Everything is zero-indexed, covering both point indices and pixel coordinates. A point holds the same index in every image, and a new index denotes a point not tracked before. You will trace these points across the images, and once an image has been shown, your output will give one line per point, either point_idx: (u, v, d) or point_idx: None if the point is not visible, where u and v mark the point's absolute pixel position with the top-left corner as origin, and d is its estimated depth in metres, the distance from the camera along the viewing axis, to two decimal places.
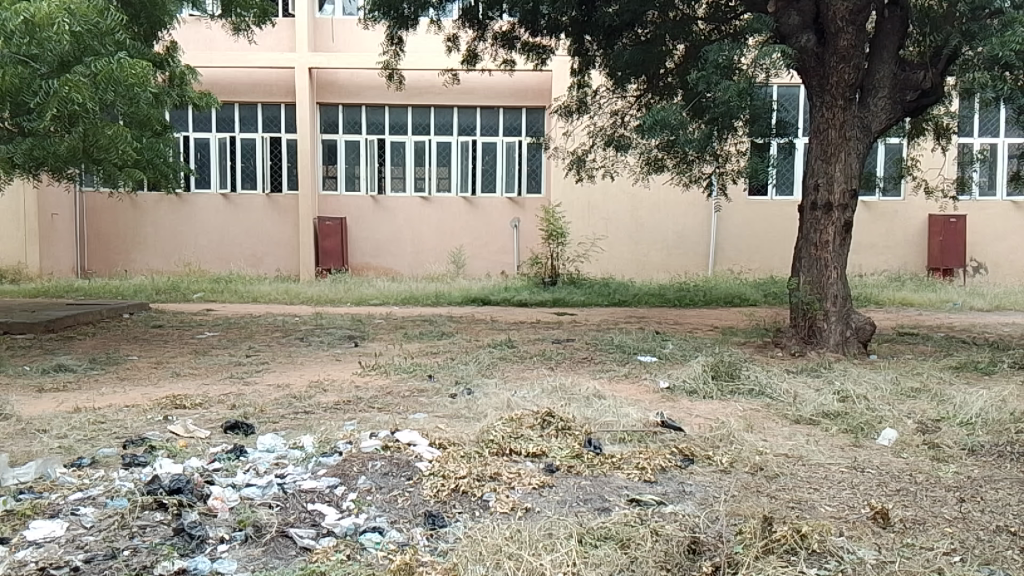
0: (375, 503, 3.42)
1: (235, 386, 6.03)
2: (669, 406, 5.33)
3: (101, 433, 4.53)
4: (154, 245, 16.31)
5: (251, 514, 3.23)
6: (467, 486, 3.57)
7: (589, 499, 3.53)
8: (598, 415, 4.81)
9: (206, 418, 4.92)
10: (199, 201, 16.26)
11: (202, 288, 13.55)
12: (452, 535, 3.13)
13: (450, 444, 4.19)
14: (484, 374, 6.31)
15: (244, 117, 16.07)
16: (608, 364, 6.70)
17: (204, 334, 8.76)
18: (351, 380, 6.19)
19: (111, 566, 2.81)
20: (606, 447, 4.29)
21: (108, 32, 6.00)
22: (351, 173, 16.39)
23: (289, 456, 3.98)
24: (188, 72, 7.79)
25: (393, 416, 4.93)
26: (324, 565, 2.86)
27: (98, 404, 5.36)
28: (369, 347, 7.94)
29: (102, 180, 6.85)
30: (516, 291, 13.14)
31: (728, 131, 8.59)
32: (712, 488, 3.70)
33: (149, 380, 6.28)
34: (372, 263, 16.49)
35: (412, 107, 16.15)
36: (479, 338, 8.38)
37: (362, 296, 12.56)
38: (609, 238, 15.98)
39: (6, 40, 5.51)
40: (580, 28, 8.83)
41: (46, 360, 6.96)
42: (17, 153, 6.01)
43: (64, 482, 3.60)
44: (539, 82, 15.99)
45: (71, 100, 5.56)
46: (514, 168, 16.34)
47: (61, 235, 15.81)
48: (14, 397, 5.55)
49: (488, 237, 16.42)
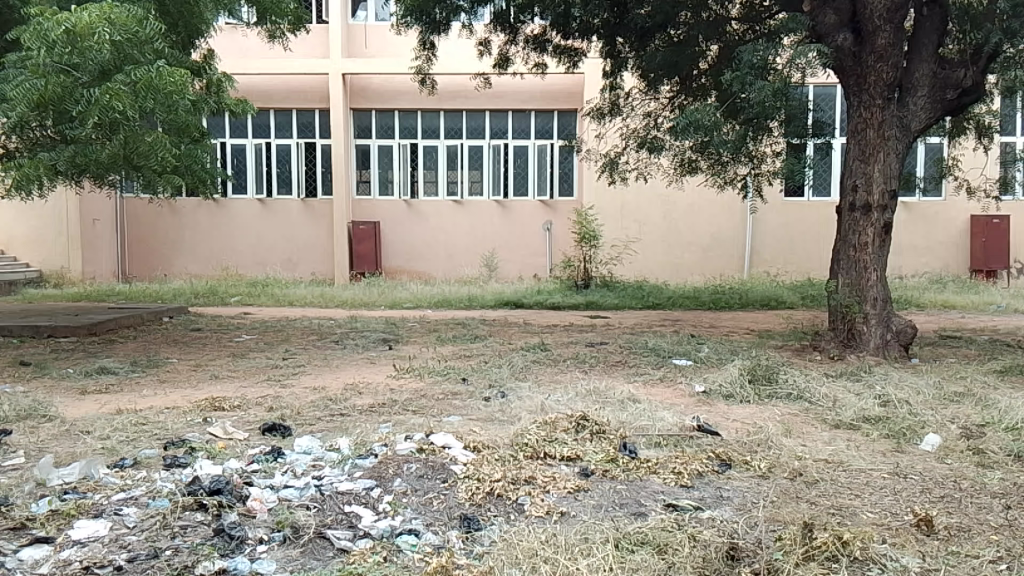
0: (411, 505, 3.44)
1: (272, 388, 6.11)
2: (705, 410, 5.29)
3: (143, 434, 4.61)
4: (193, 249, 16.59)
5: (289, 515, 3.26)
6: (503, 489, 3.57)
7: (624, 504, 3.50)
8: (633, 419, 4.78)
9: (245, 420, 4.99)
10: (236, 206, 16.51)
11: (240, 292, 13.76)
12: (487, 538, 3.13)
13: (484, 446, 4.20)
14: (518, 377, 6.30)
15: (278, 123, 16.29)
16: (642, 368, 6.65)
17: (241, 337, 8.88)
18: (385, 383, 6.23)
19: (154, 566, 2.86)
20: (642, 451, 4.26)
21: (147, 41, 6.12)
22: (384, 177, 16.53)
23: (326, 458, 4.02)
24: (225, 79, 7.88)
25: (428, 418, 4.96)
26: (361, 566, 2.88)
27: (140, 406, 5.46)
28: (403, 350, 7.98)
29: (141, 186, 6.96)
30: (549, 294, 13.12)
31: (763, 132, 8.48)
32: (750, 494, 3.65)
33: (189, 382, 6.38)
34: (405, 267, 16.61)
35: (444, 111, 16.23)
36: (512, 341, 8.38)
37: (396, 300, 12.65)
38: (642, 241, 15.89)
39: (49, 50, 5.70)
40: (612, 31, 8.81)
41: (89, 362, 7.12)
42: (59, 161, 6.13)
43: (107, 482, 3.67)
44: (571, 85, 15.97)
45: (113, 109, 5.69)
46: (546, 171, 16.32)
47: (102, 241, 16.15)
48: (59, 399, 5.69)
49: (520, 240, 16.43)
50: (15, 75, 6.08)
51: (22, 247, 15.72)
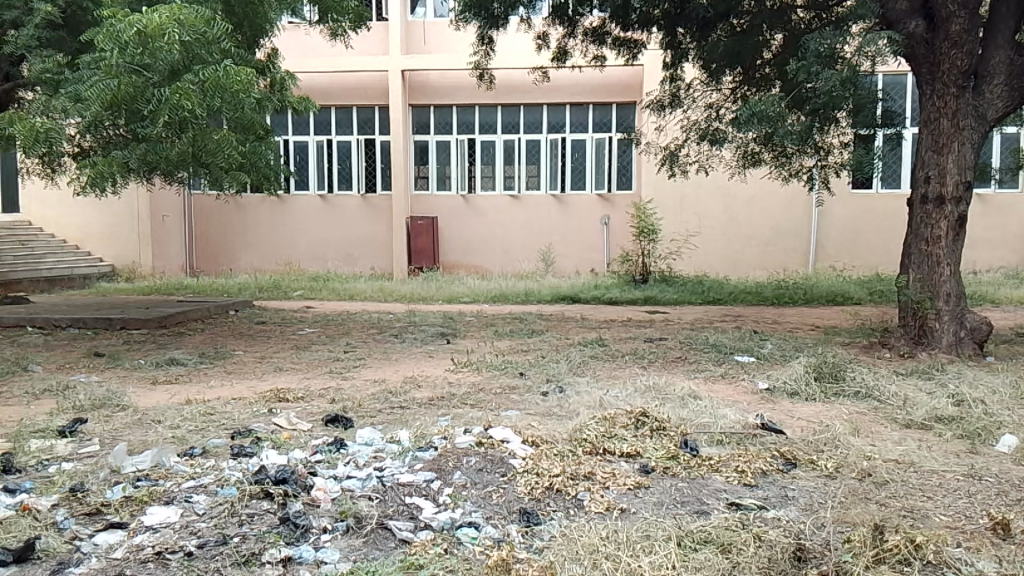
0: (471, 498, 3.45)
1: (334, 380, 6.22)
2: (769, 407, 5.17)
3: (211, 424, 4.74)
4: (257, 244, 17.01)
5: (352, 505, 3.31)
6: (562, 484, 3.55)
7: (686, 501, 3.45)
8: (695, 416, 4.71)
9: (308, 412, 5.08)
10: (298, 202, 16.84)
11: (302, 286, 14.05)
12: (547, 533, 3.12)
13: (543, 441, 4.18)
14: (575, 372, 6.26)
15: (339, 120, 16.56)
16: (703, 364, 6.55)
17: (304, 330, 9.07)
18: (444, 376, 6.28)
19: (223, 552, 2.94)
20: (704, 448, 4.19)
21: (215, 41, 6.28)
22: (442, 173, 16.64)
23: (387, 450, 4.06)
24: (288, 77, 8.01)
25: (486, 412, 4.97)
26: (422, 558, 2.90)
27: (208, 397, 5.61)
28: (461, 344, 8.04)
29: (209, 184, 7.15)
30: (606, 289, 13.04)
31: (830, 122, 8.25)
32: (817, 494, 3.56)
33: (254, 373, 6.55)
34: (462, 261, 16.73)
35: (501, 106, 16.25)
36: (570, 335, 8.34)
37: (453, 294, 12.72)
38: (703, 234, 15.64)
39: (122, 51, 5.88)
40: (673, 21, 8.68)
41: (160, 354, 7.37)
42: (132, 159, 6.33)
43: (177, 470, 3.78)
44: (630, 78, 15.79)
45: (182, 107, 5.87)
46: (604, 164, 16.19)
47: (171, 237, 16.65)
48: (132, 389, 5.90)
49: (578, 235, 16.36)
50: (90, 76, 6.30)
51: (96, 242, 16.25)
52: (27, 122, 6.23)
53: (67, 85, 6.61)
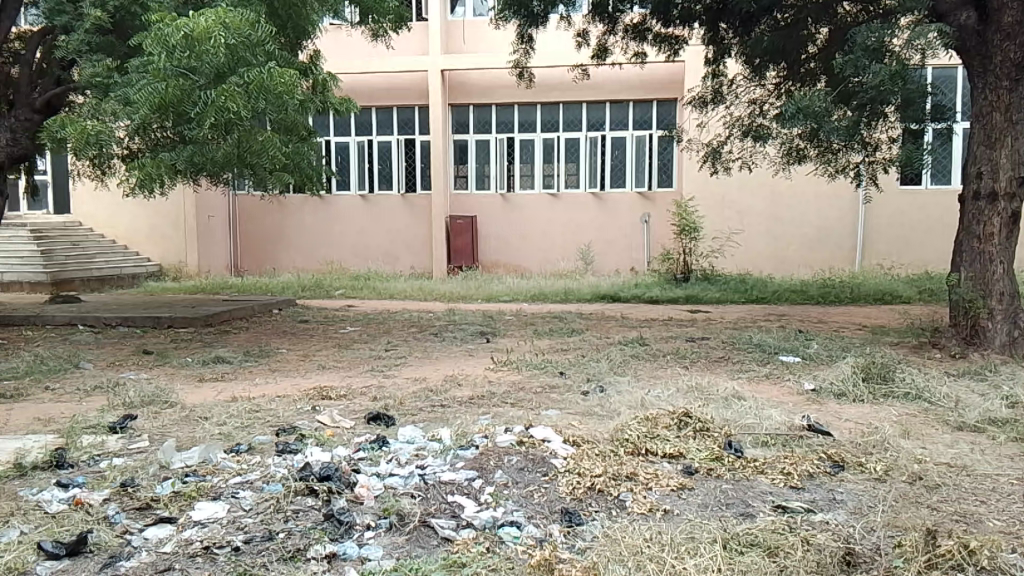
0: (512, 497, 3.45)
1: (376, 378, 6.27)
2: (815, 408, 5.08)
3: (256, 421, 4.81)
4: (299, 244, 17.23)
5: (395, 503, 3.32)
6: (604, 485, 3.53)
7: (731, 504, 3.40)
8: (739, 417, 4.64)
9: (351, 409, 5.14)
10: (339, 202, 17.03)
11: (343, 285, 14.19)
12: (589, 534, 3.10)
13: (584, 441, 4.16)
14: (616, 371, 6.23)
15: (380, 121, 16.71)
16: (747, 364, 6.45)
17: (346, 328, 9.16)
18: (484, 375, 6.29)
19: (269, 548, 2.98)
20: (748, 450, 4.12)
21: (259, 43, 6.39)
22: (481, 172, 16.69)
23: (428, 448, 4.07)
24: (331, 78, 8.08)
25: (526, 411, 4.96)
26: (465, 556, 2.91)
27: (252, 394, 5.70)
28: (500, 343, 8.04)
29: (253, 184, 7.26)
30: (647, 288, 12.95)
31: (878, 118, 8.05)
32: (866, 497, 3.48)
33: (297, 371, 6.63)
34: (501, 260, 16.74)
35: (541, 104, 16.23)
36: (610, 335, 8.28)
37: (492, 293, 12.74)
38: (745, 232, 15.44)
39: (169, 54, 6.01)
40: (715, 17, 8.58)
41: (206, 352, 7.50)
42: (179, 160, 6.45)
43: (224, 466, 3.85)
44: (671, 74, 15.64)
45: (227, 109, 5.97)
46: (644, 162, 16.08)
47: (216, 237, 16.94)
48: (180, 386, 6.02)
49: (618, 233, 16.24)
50: (139, 80, 6.44)
51: (143, 242, 16.61)
52: (79, 125, 6.40)
53: (117, 89, 6.77)
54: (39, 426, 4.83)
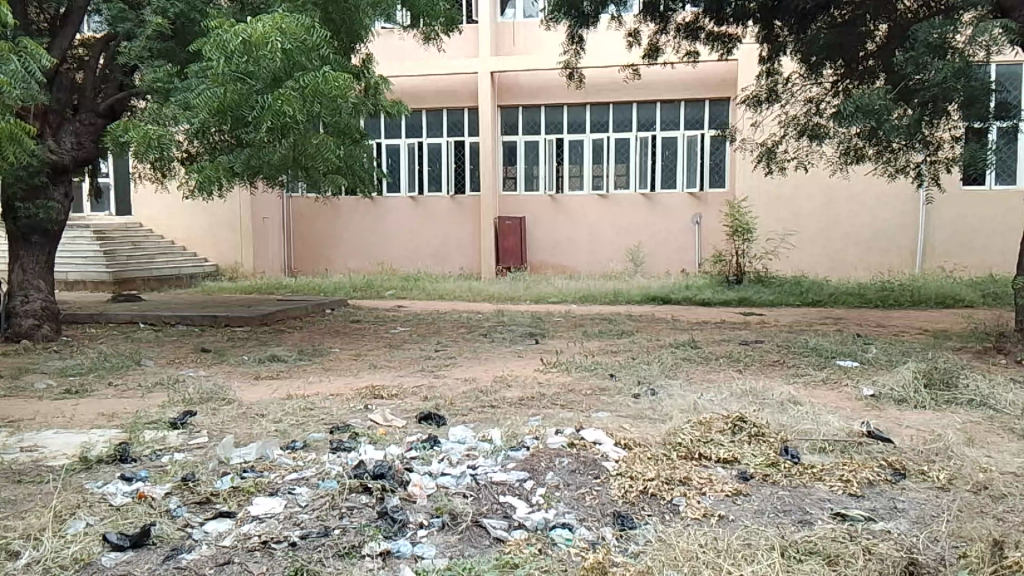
0: (564, 499, 3.44)
1: (426, 378, 6.33)
2: (874, 415, 4.95)
3: (311, 419, 4.90)
4: (350, 245, 17.47)
5: (448, 502, 3.35)
6: (657, 489, 3.50)
7: (788, 510, 3.34)
8: (796, 423, 4.55)
9: (402, 409, 5.19)
10: (390, 203, 17.23)
11: (394, 285, 14.34)
12: (642, 538, 3.07)
13: (636, 444, 4.13)
14: (668, 374, 6.17)
15: (430, 123, 16.86)
16: (803, 369, 6.33)
17: (396, 329, 9.26)
18: (534, 376, 6.29)
19: (325, 544, 3.03)
20: (805, 456, 4.04)
21: (314, 48, 6.51)
22: (530, 173, 16.70)
23: (479, 448, 4.09)
24: (382, 81, 8.17)
25: (577, 413, 4.95)
26: (518, 557, 2.91)
27: (307, 392, 5.81)
28: (550, 344, 8.02)
29: (307, 186, 7.39)
30: (699, 289, 12.80)
31: (939, 116, 7.81)
32: (928, 506, 3.38)
33: (350, 370, 6.73)
34: (550, 261, 16.71)
35: (590, 105, 16.19)
36: (661, 337, 8.22)
37: (541, 294, 12.74)
38: (800, 233, 15.16)
39: (228, 59, 6.15)
40: (769, 14, 8.50)
41: (262, 350, 7.65)
42: (236, 163, 6.59)
43: (280, 463, 3.92)
44: (723, 72, 15.44)
45: (284, 113, 6.09)
46: (695, 162, 15.89)
47: (270, 239, 17.29)
48: (237, 383, 6.17)
49: (668, 234, 16.08)
50: (198, 85, 6.60)
51: (200, 243, 17.05)
52: (142, 129, 6.59)
53: (177, 94, 6.93)
54: (104, 421, 5.00)
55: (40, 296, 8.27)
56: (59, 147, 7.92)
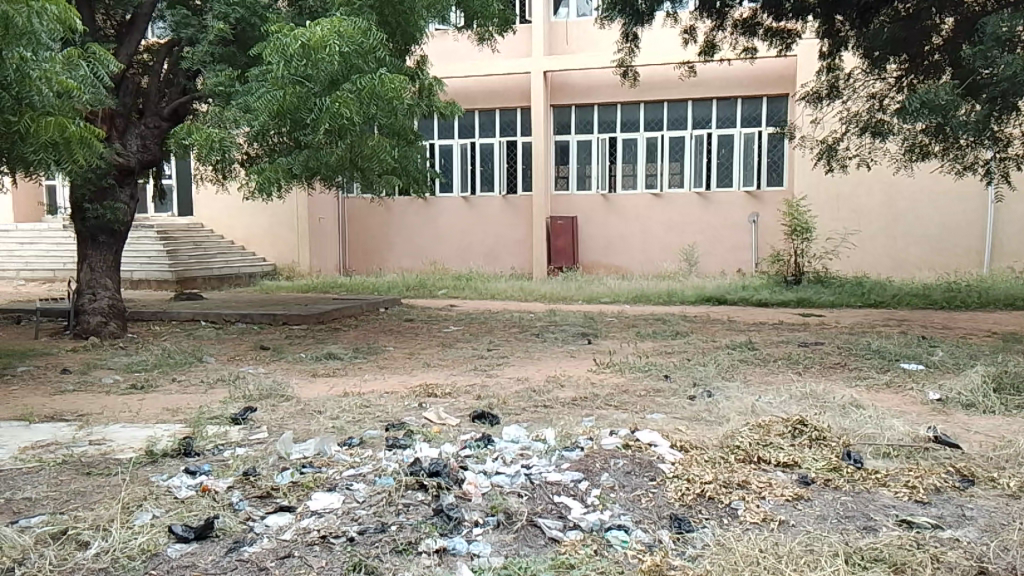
0: (619, 501, 3.41)
1: (480, 377, 6.35)
2: (941, 420, 4.79)
3: (366, 416, 4.97)
4: (404, 245, 17.65)
5: (503, 501, 3.35)
6: (715, 492, 3.45)
7: (851, 516, 3.26)
8: (858, 427, 4.44)
9: (456, 407, 5.23)
10: (443, 203, 17.35)
11: (446, 285, 14.44)
12: (700, 541, 3.03)
13: (693, 446, 4.07)
14: (724, 376, 6.07)
15: (483, 123, 16.94)
16: (865, 371, 6.16)
17: (449, 328, 9.34)
18: (587, 376, 6.27)
19: (382, 539, 3.06)
20: (868, 461, 3.93)
21: (371, 50, 6.60)
22: (583, 172, 16.64)
23: (533, 448, 4.08)
24: (436, 82, 8.21)
25: (631, 414, 4.91)
26: (573, 558, 2.90)
27: (363, 389, 5.90)
28: (602, 344, 8.00)
29: (363, 187, 7.49)
30: (756, 290, 12.57)
31: (1010, 112, 7.53)
32: (999, 514, 3.26)
33: (404, 369, 6.80)
34: (603, 261, 16.60)
35: (644, 103, 16.07)
36: (717, 338, 8.10)
37: (593, 294, 12.69)
38: (862, 232, 14.78)
39: (287, 63, 6.27)
40: (829, 9, 8.29)
41: (318, 348, 7.79)
42: (295, 164, 6.72)
43: (338, 458, 3.98)
44: (782, 69, 15.15)
45: (341, 115, 6.19)
46: (751, 160, 15.63)
47: (326, 238, 17.58)
48: (295, 380, 6.30)
49: (723, 233, 15.83)
50: (258, 88, 6.75)
51: (259, 244, 17.44)
52: (204, 132, 6.76)
53: (238, 97, 7.10)
54: (168, 415, 5.15)
55: (107, 294, 8.55)
56: (125, 150, 8.19)
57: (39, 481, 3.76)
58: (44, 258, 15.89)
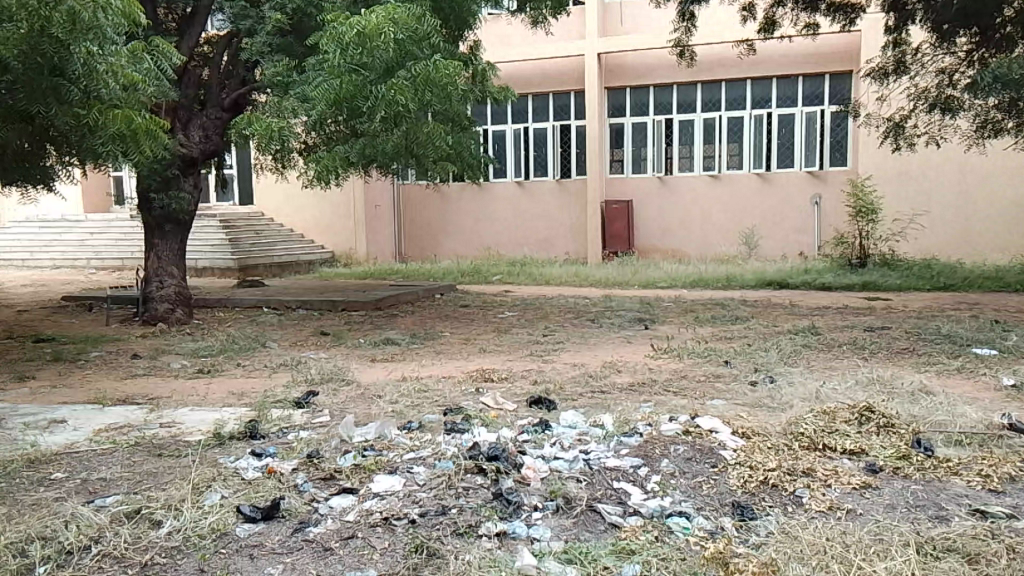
0: (680, 487, 3.38)
1: (536, 363, 6.36)
2: (1017, 406, 4.60)
3: (425, 400, 5.02)
4: (459, 231, 17.74)
5: (561, 486, 3.36)
6: (778, 480, 3.38)
7: (921, 505, 3.17)
8: (929, 414, 4.30)
9: (513, 392, 5.24)
10: (497, 189, 17.36)
11: (501, 271, 14.47)
12: (763, 529, 2.98)
13: (755, 433, 4.00)
14: (787, 362, 5.95)
15: (537, 108, 16.89)
16: (934, 357, 5.97)
17: (505, 313, 9.37)
18: (644, 362, 6.22)
19: (443, 522, 3.10)
20: (940, 449, 3.81)
21: (425, 37, 6.63)
22: (638, 155, 16.45)
23: (591, 433, 4.07)
24: (489, 67, 8.18)
25: (690, 400, 4.85)
26: (634, 543, 2.89)
27: (421, 374, 5.98)
28: (660, 330, 7.92)
29: (418, 174, 7.54)
30: (818, 274, 12.27)
31: None
32: None
33: (461, 354, 6.85)
34: (659, 245, 16.39)
35: (701, 83, 15.77)
36: (778, 323, 7.95)
37: (649, 279, 12.57)
38: (930, 213, 14.28)
39: (343, 52, 6.34)
40: None
41: (377, 334, 7.90)
42: (352, 152, 6.80)
43: (398, 442, 4.04)
44: (845, 45, 14.70)
45: (397, 102, 6.23)
46: (813, 140, 15.22)
47: (382, 225, 17.78)
48: (356, 365, 6.41)
49: (782, 216, 15.47)
50: (315, 78, 6.85)
51: (318, 231, 17.74)
52: (264, 122, 6.87)
53: (296, 87, 7.20)
54: (234, 399, 5.29)
55: (173, 282, 8.82)
56: (189, 141, 8.39)
57: (114, 462, 3.90)
58: (113, 248, 16.46)
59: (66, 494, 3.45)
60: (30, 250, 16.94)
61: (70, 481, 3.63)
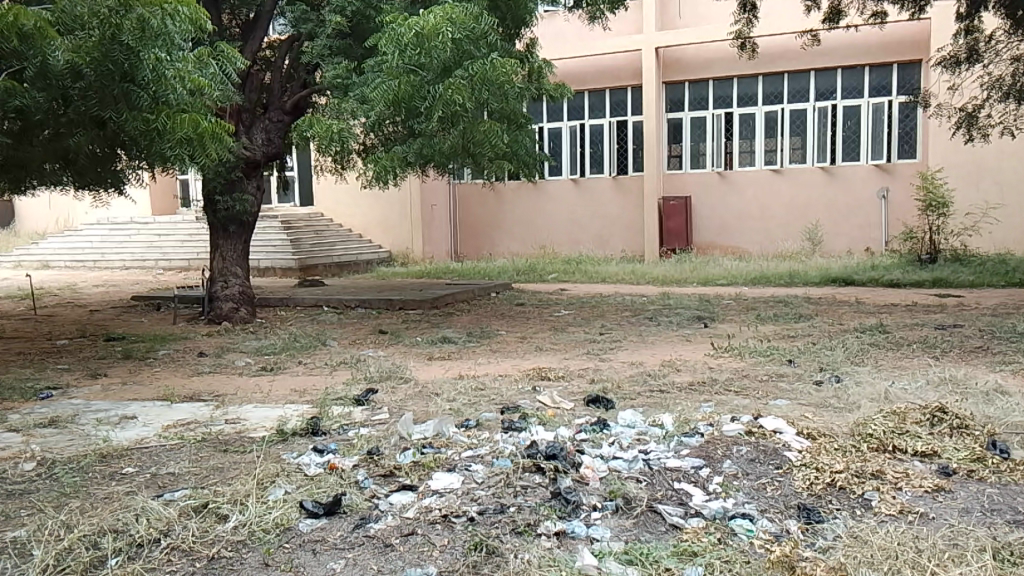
0: (743, 489, 3.31)
1: (592, 361, 6.31)
2: None
3: (482, 398, 5.03)
4: (515, 229, 17.75)
5: (621, 486, 3.32)
6: (846, 482, 3.29)
7: (997, 510, 3.04)
8: (1003, 415, 4.13)
9: (570, 391, 5.21)
10: (552, 186, 17.33)
11: (557, 269, 14.41)
12: (831, 532, 2.89)
13: (820, 435, 3.88)
14: (854, 361, 5.78)
15: (593, 104, 16.81)
16: (1010, 356, 5.71)
17: (561, 312, 9.33)
18: (704, 361, 6.11)
19: (502, 520, 3.09)
20: (1016, 451, 3.65)
21: (483, 35, 6.66)
22: (696, 150, 16.20)
23: (650, 433, 4.01)
24: (546, 65, 8.12)
25: (753, 400, 4.75)
26: (697, 545, 2.83)
27: (478, 373, 5.99)
28: (720, 328, 7.77)
29: (474, 172, 7.54)
30: (886, 270, 11.91)
31: None
32: None
33: (517, 352, 6.85)
34: (718, 242, 16.11)
35: (762, 76, 15.48)
36: (843, 321, 7.73)
37: (708, 276, 12.37)
38: (1006, 206, 13.73)
39: (402, 53, 6.42)
40: None
41: (434, 332, 7.95)
42: (409, 153, 6.85)
43: (457, 440, 4.05)
44: (915, 33, 14.26)
45: (455, 102, 6.26)
46: (880, 132, 14.78)
47: (439, 224, 17.93)
48: (414, 363, 6.46)
49: (847, 210, 15.05)
50: (373, 79, 6.94)
51: (376, 231, 18.00)
52: (324, 124, 6.97)
53: (355, 88, 7.29)
54: (296, 397, 5.39)
55: (238, 282, 9.02)
56: (252, 143, 8.59)
57: (182, 457, 4.02)
58: (180, 249, 16.94)
59: (136, 489, 3.57)
60: (100, 252, 17.49)
61: (140, 476, 3.75)
